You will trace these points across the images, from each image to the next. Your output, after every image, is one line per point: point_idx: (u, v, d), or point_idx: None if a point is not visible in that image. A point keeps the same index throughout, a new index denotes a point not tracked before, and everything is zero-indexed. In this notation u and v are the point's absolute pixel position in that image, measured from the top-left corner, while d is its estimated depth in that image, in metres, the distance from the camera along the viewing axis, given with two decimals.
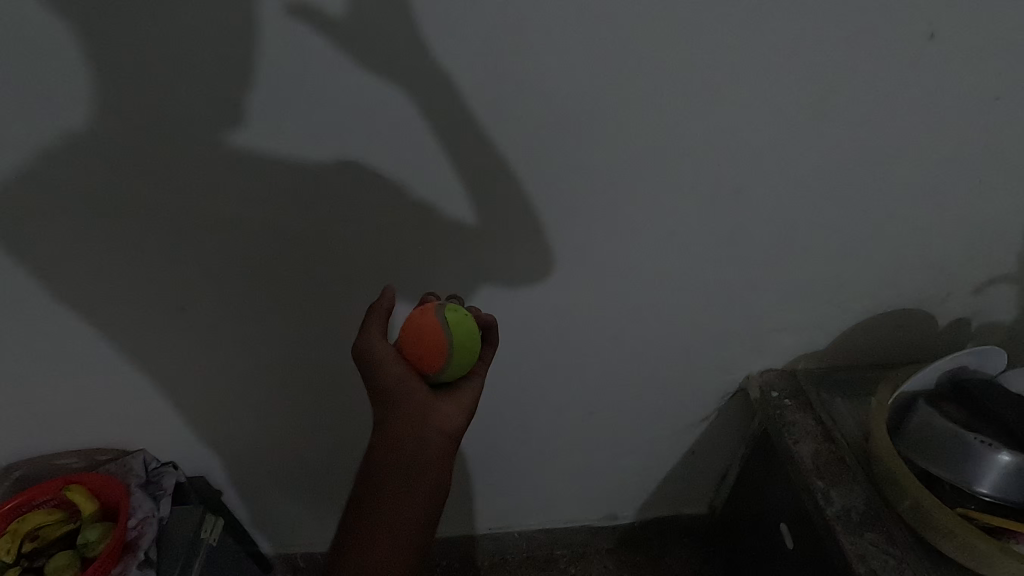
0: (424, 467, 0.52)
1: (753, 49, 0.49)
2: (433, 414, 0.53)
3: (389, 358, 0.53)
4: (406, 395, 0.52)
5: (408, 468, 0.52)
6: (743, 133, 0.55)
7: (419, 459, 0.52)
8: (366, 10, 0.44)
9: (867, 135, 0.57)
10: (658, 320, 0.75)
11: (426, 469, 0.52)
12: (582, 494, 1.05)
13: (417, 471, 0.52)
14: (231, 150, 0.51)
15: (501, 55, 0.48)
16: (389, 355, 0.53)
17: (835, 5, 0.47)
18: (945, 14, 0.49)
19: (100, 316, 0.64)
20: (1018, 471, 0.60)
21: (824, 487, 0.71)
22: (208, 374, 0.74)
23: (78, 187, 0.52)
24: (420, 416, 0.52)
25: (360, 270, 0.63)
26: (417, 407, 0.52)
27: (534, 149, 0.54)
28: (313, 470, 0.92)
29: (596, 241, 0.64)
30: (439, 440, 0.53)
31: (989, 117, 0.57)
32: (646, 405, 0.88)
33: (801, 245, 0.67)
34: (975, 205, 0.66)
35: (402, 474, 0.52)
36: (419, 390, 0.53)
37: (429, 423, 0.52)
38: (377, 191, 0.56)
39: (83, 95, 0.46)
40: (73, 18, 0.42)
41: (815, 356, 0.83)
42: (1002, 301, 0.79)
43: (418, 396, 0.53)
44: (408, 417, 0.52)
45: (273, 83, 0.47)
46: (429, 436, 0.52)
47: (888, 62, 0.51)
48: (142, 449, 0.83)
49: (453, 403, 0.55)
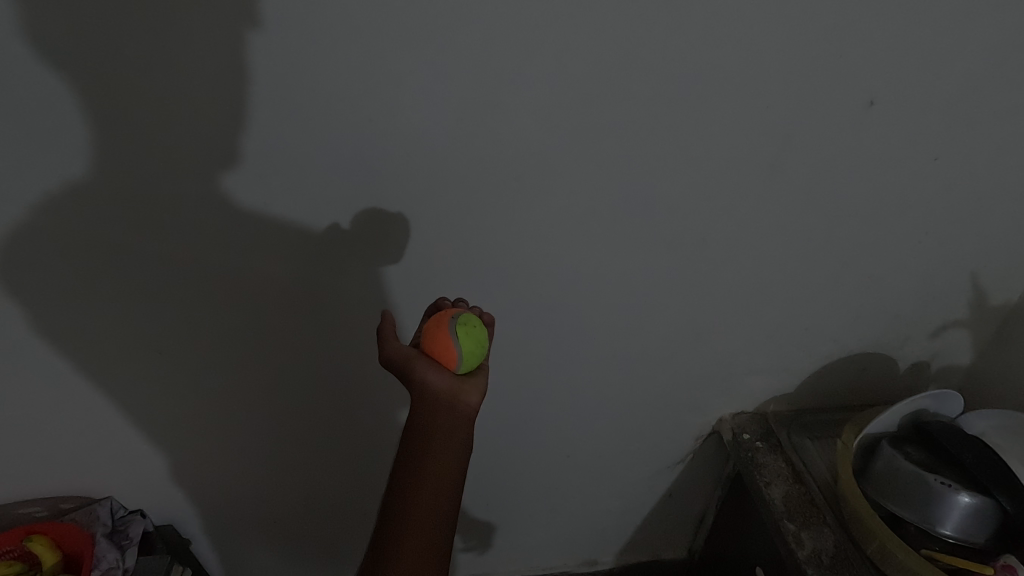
0: (455, 449, 0.51)
1: (710, 113, 0.53)
2: (455, 399, 0.51)
3: (411, 356, 0.52)
4: (432, 386, 0.51)
5: (441, 453, 0.50)
6: (706, 188, 0.58)
7: (449, 443, 0.50)
8: (348, 71, 0.47)
9: (819, 190, 0.61)
10: (633, 364, 0.76)
11: (456, 451, 0.51)
12: (561, 540, 1.04)
13: (449, 453, 0.50)
14: (217, 201, 0.53)
15: (477, 116, 0.50)
16: (411, 356, 0.52)
17: (784, 75, 0.51)
18: (881, 84, 0.54)
19: (76, 359, 0.64)
20: (977, 511, 0.61)
21: (795, 529, 0.72)
22: (184, 420, 0.73)
23: (66, 233, 0.53)
24: (445, 402, 0.51)
25: (339, 316, 0.64)
26: (443, 395, 0.51)
27: (509, 202, 0.57)
28: (286, 520, 0.90)
29: (570, 288, 0.66)
30: (464, 422, 0.51)
31: (928, 175, 0.62)
32: (624, 448, 0.89)
33: (766, 292, 0.71)
34: (925, 255, 0.70)
35: (436, 457, 0.50)
36: (442, 378, 0.51)
37: (456, 408, 0.51)
38: (360, 240, 0.58)
39: (78, 148, 0.48)
40: (76, 78, 0.44)
41: (784, 399, 0.86)
42: (957, 343, 0.83)
43: (443, 383, 0.51)
44: (436, 403, 0.50)
45: (259, 139, 0.49)
46: (456, 420, 0.51)
47: (834, 125, 0.56)
48: (110, 497, 0.81)
49: (471, 390, 0.53)
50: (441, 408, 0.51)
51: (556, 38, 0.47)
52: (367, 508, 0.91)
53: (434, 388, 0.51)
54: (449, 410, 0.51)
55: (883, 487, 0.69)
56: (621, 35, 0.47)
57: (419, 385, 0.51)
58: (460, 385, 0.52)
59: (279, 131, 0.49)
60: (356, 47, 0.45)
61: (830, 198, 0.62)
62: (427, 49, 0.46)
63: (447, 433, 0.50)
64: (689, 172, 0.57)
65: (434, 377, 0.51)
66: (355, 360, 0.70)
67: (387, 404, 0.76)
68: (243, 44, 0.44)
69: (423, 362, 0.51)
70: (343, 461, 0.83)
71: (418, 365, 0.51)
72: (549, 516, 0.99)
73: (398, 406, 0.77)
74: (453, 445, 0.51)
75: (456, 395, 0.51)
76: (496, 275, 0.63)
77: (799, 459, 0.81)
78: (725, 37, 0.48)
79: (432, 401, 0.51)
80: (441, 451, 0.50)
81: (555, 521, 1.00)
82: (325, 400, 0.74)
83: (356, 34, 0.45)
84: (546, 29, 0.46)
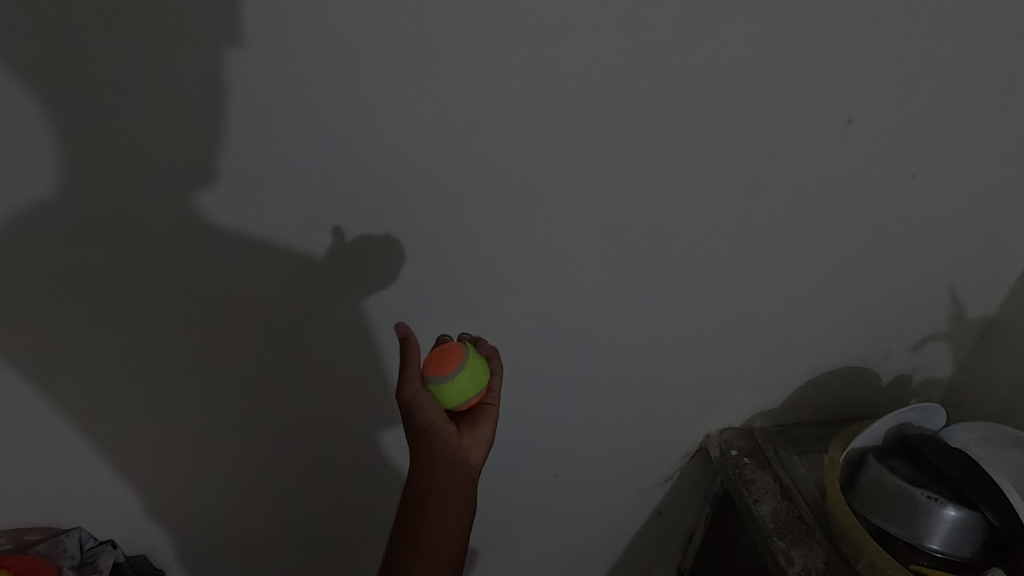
0: (454, 508, 0.53)
1: (693, 131, 0.53)
2: (459, 456, 0.53)
3: (427, 402, 0.52)
4: (436, 444, 0.52)
5: (440, 512, 0.53)
6: (690, 206, 0.59)
7: (450, 505, 0.53)
8: (330, 86, 0.46)
9: (802, 206, 0.61)
10: (621, 381, 0.76)
11: (458, 506, 0.53)
12: (549, 563, 1.02)
13: (449, 508, 0.53)
14: (194, 219, 0.51)
15: (462, 133, 0.50)
16: (424, 403, 0.52)
17: (764, 94, 0.52)
18: (860, 103, 0.55)
19: (45, 382, 0.61)
20: (964, 526, 0.62)
21: (785, 546, 0.71)
22: (158, 446, 0.71)
23: (35, 252, 0.51)
24: (448, 460, 0.52)
25: (321, 338, 0.63)
26: (446, 451, 0.52)
27: (495, 220, 0.56)
28: (265, 548, 0.87)
29: (557, 306, 0.65)
30: (463, 481, 0.53)
31: (906, 191, 0.63)
32: (612, 466, 0.88)
33: (751, 308, 0.71)
34: (905, 271, 0.71)
35: (438, 513, 0.53)
36: (447, 430, 0.53)
37: (456, 467, 0.53)
38: (343, 259, 0.57)
39: (45, 165, 0.47)
40: (45, 93, 0.43)
41: (770, 414, 0.86)
42: (936, 357, 0.84)
43: (445, 441, 0.52)
44: (437, 463, 0.52)
45: (238, 156, 0.48)
46: (455, 481, 0.53)
47: (814, 143, 0.56)
48: (79, 527, 0.77)
49: (476, 447, 0.54)
50: (440, 468, 0.52)
51: (543, 57, 0.47)
52: (351, 534, 0.89)
53: (439, 444, 0.52)
54: (448, 469, 0.52)
55: (871, 502, 0.69)
56: (607, 54, 0.47)
57: (423, 437, 0.52)
58: (463, 441, 0.53)
59: (259, 149, 0.48)
60: (339, 65, 0.45)
61: (813, 214, 0.63)
62: (413, 68, 0.46)
63: (446, 494, 0.53)
64: (674, 189, 0.57)
65: (439, 431, 0.52)
66: (337, 382, 0.68)
67: (370, 427, 0.74)
68: (219, 61, 0.44)
69: (433, 411, 0.52)
70: (326, 486, 0.81)
71: (426, 418, 0.52)
72: (538, 537, 0.97)
73: (381, 428, 0.75)
74: (453, 505, 0.53)
75: (461, 454, 0.53)
76: (482, 295, 0.63)
77: (787, 476, 0.81)
78: (707, 55, 0.49)
79: (432, 456, 0.52)
80: (442, 510, 0.53)
81: (542, 543, 0.98)
82: (306, 422, 0.72)
83: (339, 52, 0.44)
84: (533, 47, 0.46)
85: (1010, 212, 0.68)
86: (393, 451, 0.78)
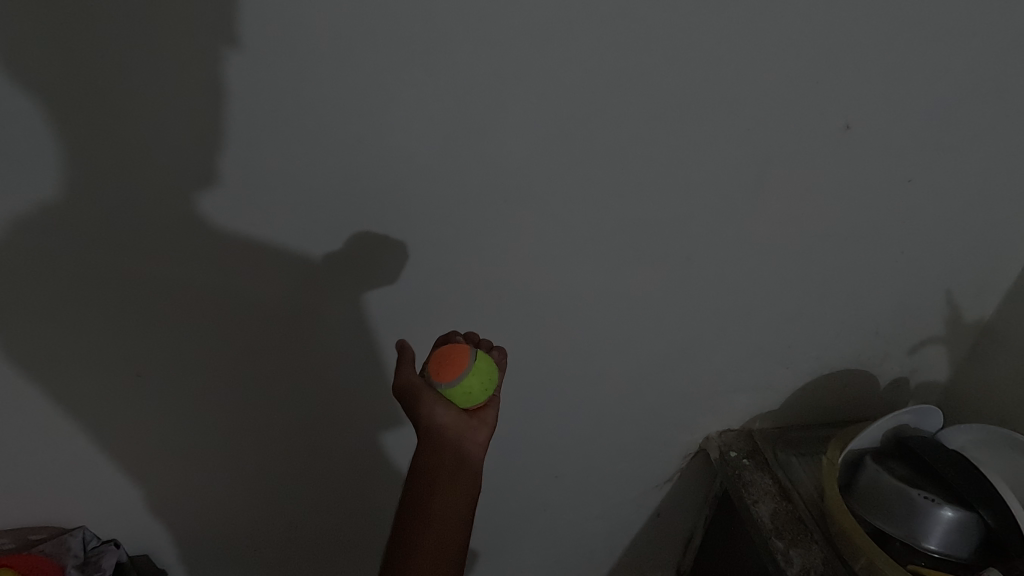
0: (462, 488, 0.52)
1: (693, 135, 0.54)
2: (467, 435, 0.53)
3: (424, 393, 0.53)
4: (441, 419, 0.53)
5: (449, 486, 0.51)
6: (690, 208, 0.60)
7: (459, 479, 0.52)
8: (337, 90, 0.47)
9: (800, 209, 0.62)
10: (622, 381, 0.76)
11: (466, 483, 0.52)
12: (550, 564, 1.03)
13: (459, 483, 0.52)
14: (200, 222, 0.52)
15: (465, 137, 0.51)
16: (420, 384, 0.54)
17: (763, 99, 0.53)
18: (856, 109, 0.56)
19: (50, 383, 0.62)
20: (960, 526, 0.62)
21: (783, 546, 0.72)
22: (161, 447, 0.71)
23: (41, 254, 0.52)
24: (454, 437, 0.53)
25: (326, 338, 0.64)
26: (452, 430, 0.53)
27: (498, 221, 0.57)
28: (265, 548, 0.87)
29: (558, 306, 0.66)
30: (471, 459, 0.53)
31: (903, 195, 0.64)
32: (612, 466, 0.89)
33: (751, 310, 0.72)
34: (902, 274, 0.72)
35: (447, 487, 0.51)
36: (450, 413, 0.53)
37: (464, 445, 0.53)
38: (348, 259, 0.57)
39: (54, 170, 0.47)
40: (54, 100, 0.44)
41: (769, 416, 0.87)
42: (933, 360, 0.85)
43: (449, 418, 0.53)
44: (444, 438, 0.52)
45: (244, 159, 0.49)
46: (465, 458, 0.52)
47: (811, 148, 0.57)
48: (82, 526, 0.78)
49: (482, 427, 0.55)
50: (448, 446, 0.52)
51: (545, 63, 0.48)
52: (353, 534, 0.89)
53: (443, 422, 0.53)
54: (456, 445, 0.53)
55: (868, 502, 0.69)
56: (608, 60, 0.48)
57: (427, 419, 0.53)
58: (468, 421, 0.54)
59: (266, 152, 0.49)
60: (346, 69, 0.46)
61: (811, 217, 0.63)
62: (418, 72, 0.47)
63: (454, 471, 0.52)
64: (674, 192, 0.58)
65: (441, 412, 0.53)
66: (340, 381, 0.69)
67: (372, 426, 0.75)
68: (220, 63, 0.44)
69: (431, 394, 0.53)
70: (329, 485, 0.81)
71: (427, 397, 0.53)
72: (539, 537, 0.97)
73: (383, 428, 0.75)
74: (462, 482, 0.52)
75: (466, 433, 0.53)
76: (484, 296, 0.63)
77: (786, 477, 0.81)
78: (705, 61, 0.50)
79: (440, 437, 0.52)
80: (449, 485, 0.51)
81: (543, 544, 0.99)
82: (309, 420, 0.72)
83: (345, 58, 0.45)
84: (535, 53, 0.47)
85: (1006, 215, 0.69)
86: (395, 451, 0.79)
